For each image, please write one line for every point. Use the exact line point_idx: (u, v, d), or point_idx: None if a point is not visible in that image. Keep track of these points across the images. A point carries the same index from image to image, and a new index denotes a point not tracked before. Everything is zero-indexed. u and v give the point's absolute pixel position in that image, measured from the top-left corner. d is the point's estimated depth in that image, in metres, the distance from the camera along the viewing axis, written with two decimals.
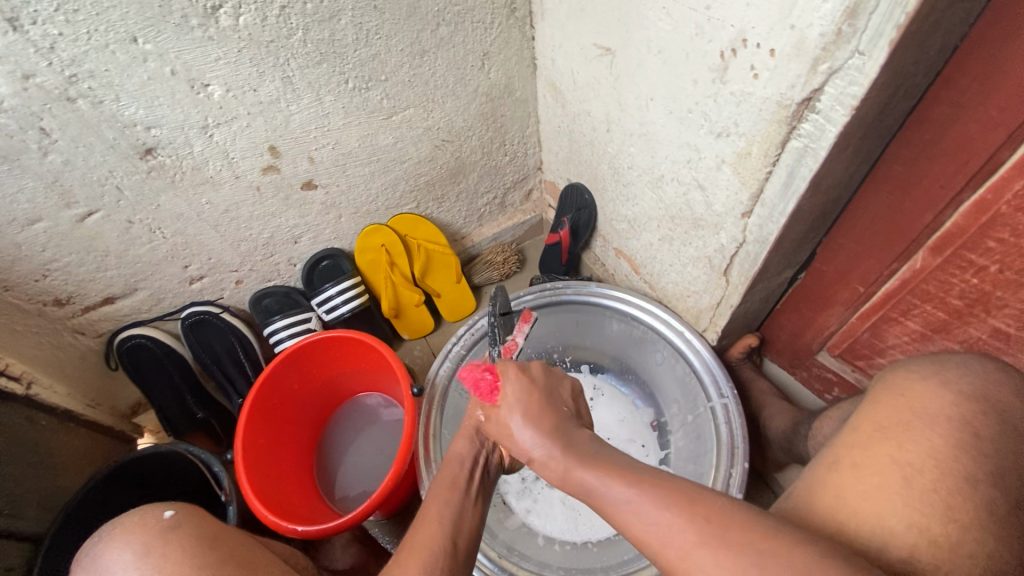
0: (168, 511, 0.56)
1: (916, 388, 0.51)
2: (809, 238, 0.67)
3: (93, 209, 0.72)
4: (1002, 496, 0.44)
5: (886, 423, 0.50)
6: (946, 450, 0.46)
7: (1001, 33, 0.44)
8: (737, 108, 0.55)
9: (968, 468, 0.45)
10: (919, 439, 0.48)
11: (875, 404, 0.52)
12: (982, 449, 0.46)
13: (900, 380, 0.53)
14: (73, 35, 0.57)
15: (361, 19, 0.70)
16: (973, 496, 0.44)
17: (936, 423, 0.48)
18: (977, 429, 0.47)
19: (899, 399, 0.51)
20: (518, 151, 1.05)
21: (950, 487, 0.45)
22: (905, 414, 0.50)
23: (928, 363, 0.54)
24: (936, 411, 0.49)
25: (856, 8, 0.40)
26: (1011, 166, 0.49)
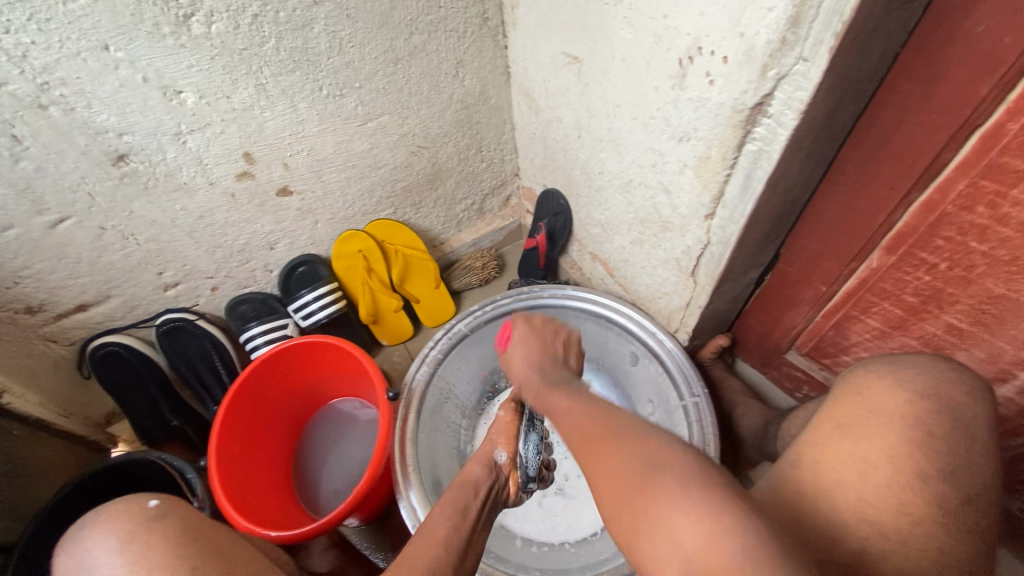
0: (152, 501, 0.57)
1: (873, 386, 0.52)
2: (772, 239, 0.69)
3: (65, 216, 0.72)
4: (953, 491, 0.45)
5: (846, 419, 0.50)
6: (901, 447, 0.47)
7: (937, 42, 0.46)
8: (696, 113, 0.57)
9: (921, 465, 0.46)
10: (875, 436, 0.48)
11: (835, 402, 0.53)
12: (934, 446, 0.46)
13: (859, 379, 0.54)
14: (44, 43, 0.58)
15: (334, 28, 0.72)
16: (924, 491, 0.45)
17: (893, 421, 0.49)
18: (928, 426, 0.48)
19: (857, 396, 0.52)
20: (495, 157, 1.07)
21: (903, 483, 0.45)
22: (863, 412, 0.50)
23: (889, 362, 0.55)
24: (890, 407, 0.49)
25: (797, 17, 0.43)
26: (954, 167, 0.51)
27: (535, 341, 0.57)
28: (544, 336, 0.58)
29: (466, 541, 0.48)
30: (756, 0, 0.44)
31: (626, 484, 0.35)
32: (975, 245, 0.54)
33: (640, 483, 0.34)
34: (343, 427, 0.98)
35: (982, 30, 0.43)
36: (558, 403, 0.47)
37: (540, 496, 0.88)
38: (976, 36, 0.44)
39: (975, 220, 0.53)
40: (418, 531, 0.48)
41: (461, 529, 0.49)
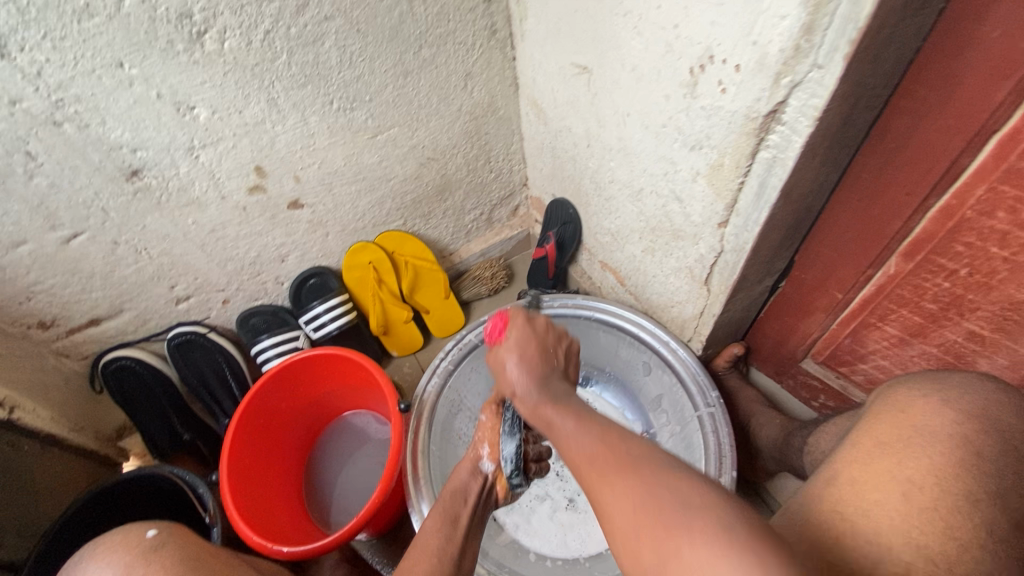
0: (150, 531, 0.57)
1: (915, 403, 0.50)
2: (786, 246, 0.68)
3: (79, 231, 0.72)
4: (1002, 515, 0.42)
5: (886, 438, 0.48)
6: (948, 468, 0.44)
7: (953, 47, 0.46)
8: (708, 122, 0.57)
9: (970, 487, 0.43)
10: (921, 456, 0.45)
11: (873, 418, 0.51)
12: (982, 468, 0.44)
13: (900, 396, 0.52)
14: (59, 61, 0.59)
15: (345, 42, 0.72)
16: (973, 515, 0.42)
17: (937, 441, 0.46)
18: (977, 447, 0.45)
19: (899, 414, 0.49)
20: (503, 167, 1.07)
21: (950, 505, 0.42)
22: (905, 430, 0.48)
23: (926, 379, 0.52)
24: (936, 428, 0.47)
25: (811, 25, 0.42)
26: (972, 172, 0.51)
27: (530, 341, 0.52)
28: (542, 340, 0.53)
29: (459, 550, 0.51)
30: (769, 8, 0.44)
31: (645, 520, 0.34)
32: (997, 251, 0.53)
33: (665, 522, 0.33)
34: (355, 439, 0.97)
35: (1000, 34, 0.43)
36: (563, 421, 0.45)
37: (553, 509, 0.87)
38: (993, 40, 0.43)
39: (996, 225, 0.52)
40: (413, 546, 0.51)
41: (453, 542, 0.52)
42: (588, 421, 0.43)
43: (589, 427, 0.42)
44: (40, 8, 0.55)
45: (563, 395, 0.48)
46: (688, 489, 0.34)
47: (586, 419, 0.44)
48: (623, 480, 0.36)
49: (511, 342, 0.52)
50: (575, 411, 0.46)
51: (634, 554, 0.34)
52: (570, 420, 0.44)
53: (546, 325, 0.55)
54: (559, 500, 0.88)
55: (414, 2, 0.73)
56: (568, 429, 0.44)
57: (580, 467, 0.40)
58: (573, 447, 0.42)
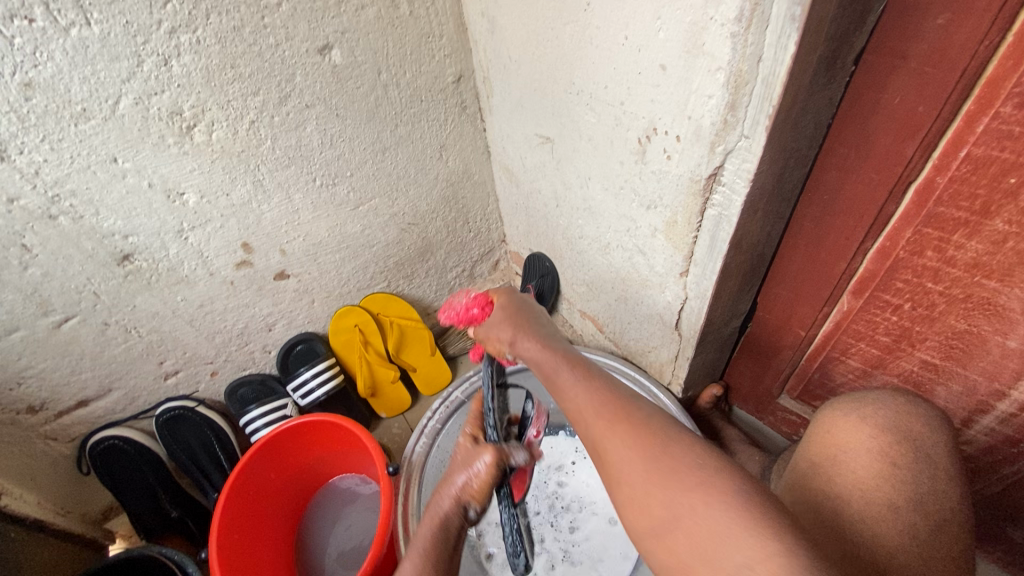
0: None
1: (839, 423, 0.53)
2: (747, 289, 0.72)
3: (70, 315, 0.75)
4: (923, 520, 0.46)
5: (817, 460, 0.52)
6: (870, 481, 0.48)
7: (862, 112, 0.52)
8: (659, 184, 0.62)
9: (889, 496, 0.47)
10: (845, 472, 0.49)
11: (808, 445, 0.55)
12: (901, 478, 0.48)
13: (828, 419, 0.55)
14: (57, 160, 0.63)
15: (326, 126, 0.78)
16: (897, 522, 0.46)
17: (861, 456, 0.50)
18: (895, 457, 0.49)
19: (827, 435, 0.53)
20: (482, 227, 1.12)
21: (875, 517, 0.46)
22: (832, 450, 0.52)
23: (848, 399, 0.57)
24: (859, 444, 0.51)
25: (734, 103, 0.48)
26: (899, 217, 0.56)
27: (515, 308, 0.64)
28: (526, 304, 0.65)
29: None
30: (697, 89, 0.50)
31: (650, 476, 0.39)
32: (932, 286, 0.58)
33: (673, 474, 0.38)
34: (344, 504, 0.97)
35: (899, 101, 0.49)
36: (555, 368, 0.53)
37: (550, 564, 0.86)
38: (894, 105, 0.50)
39: (927, 263, 0.57)
40: None
41: None
42: (594, 384, 0.49)
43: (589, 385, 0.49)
44: (41, 115, 0.60)
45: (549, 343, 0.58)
46: (685, 443, 0.41)
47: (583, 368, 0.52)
48: (633, 435, 0.42)
49: (501, 320, 0.62)
50: (574, 363, 0.53)
51: (644, 508, 0.39)
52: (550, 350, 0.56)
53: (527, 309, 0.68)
54: (555, 553, 0.87)
55: (388, 87, 0.80)
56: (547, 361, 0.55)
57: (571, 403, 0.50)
58: (581, 406, 0.48)
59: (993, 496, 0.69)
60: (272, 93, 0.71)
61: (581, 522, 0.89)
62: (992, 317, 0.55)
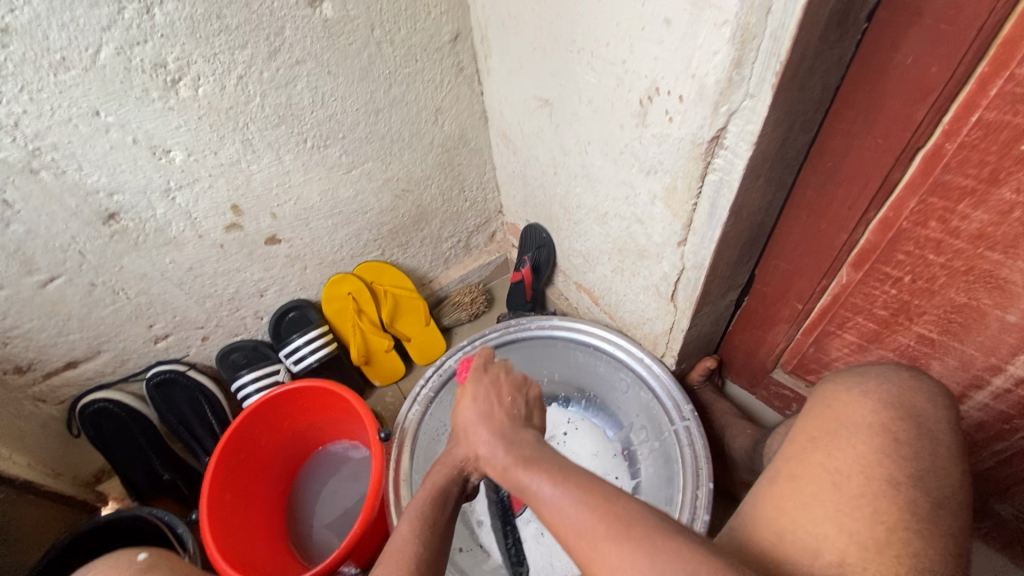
0: (141, 555, 0.59)
1: (839, 398, 0.53)
2: (745, 260, 0.71)
3: (55, 275, 0.73)
4: (923, 496, 0.45)
5: (816, 432, 0.52)
6: (871, 455, 0.48)
7: (872, 75, 0.50)
8: (660, 148, 0.61)
9: (890, 471, 0.46)
10: (846, 446, 0.49)
11: (806, 418, 0.55)
12: (901, 452, 0.47)
13: (830, 392, 0.55)
14: (37, 112, 0.61)
15: (317, 84, 0.75)
16: (898, 498, 0.45)
17: (861, 431, 0.50)
18: (895, 432, 0.49)
19: (827, 409, 0.53)
20: (478, 196, 1.10)
21: (875, 492, 0.46)
22: (831, 424, 0.52)
23: (850, 373, 0.56)
24: (858, 419, 0.51)
25: (740, 60, 0.46)
26: (904, 185, 0.54)
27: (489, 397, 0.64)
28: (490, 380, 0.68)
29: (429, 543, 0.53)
30: (702, 45, 0.48)
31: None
32: (934, 258, 0.56)
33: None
34: (337, 471, 0.97)
35: (911, 62, 0.47)
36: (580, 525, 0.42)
37: (539, 532, 0.87)
38: (905, 66, 0.48)
39: (930, 234, 0.55)
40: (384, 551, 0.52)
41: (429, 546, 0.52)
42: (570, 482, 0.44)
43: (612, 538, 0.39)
44: (18, 63, 0.57)
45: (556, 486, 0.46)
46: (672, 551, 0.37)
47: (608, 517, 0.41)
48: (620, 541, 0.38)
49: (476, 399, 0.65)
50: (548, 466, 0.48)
51: None
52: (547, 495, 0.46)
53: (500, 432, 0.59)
54: None
55: (382, 45, 0.78)
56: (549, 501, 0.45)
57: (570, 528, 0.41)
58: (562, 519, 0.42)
59: (983, 471, 0.69)
60: (261, 47, 0.68)
61: None
62: (993, 290, 0.54)
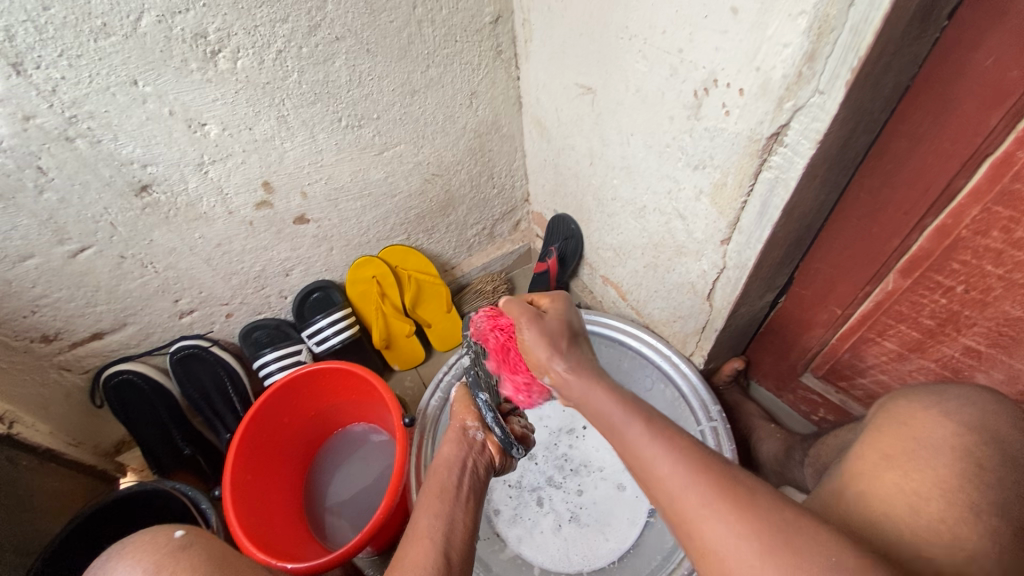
0: (179, 530, 0.53)
1: (918, 416, 0.51)
2: (787, 262, 0.70)
3: (86, 245, 0.72)
4: (1005, 526, 0.44)
5: (891, 451, 0.50)
6: (952, 479, 0.46)
7: (946, 75, 0.48)
8: (712, 143, 0.59)
9: (972, 498, 0.45)
10: (925, 469, 0.47)
11: (878, 433, 0.52)
12: (985, 479, 0.46)
13: (903, 409, 0.53)
14: (75, 79, 0.59)
15: (355, 62, 0.74)
16: (979, 526, 0.44)
17: (941, 453, 0.48)
18: (978, 457, 0.47)
19: (902, 426, 0.51)
20: (506, 183, 1.09)
21: (956, 518, 0.44)
22: (908, 443, 0.49)
23: (927, 390, 0.54)
24: (939, 441, 0.49)
25: (813, 53, 0.44)
26: (967, 193, 0.53)
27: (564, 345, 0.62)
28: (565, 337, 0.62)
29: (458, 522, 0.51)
30: (772, 36, 0.46)
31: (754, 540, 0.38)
32: (991, 268, 0.55)
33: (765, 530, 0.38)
34: (358, 455, 0.97)
35: (992, 63, 0.45)
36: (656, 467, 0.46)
37: (557, 524, 0.87)
38: (984, 68, 0.46)
39: (990, 244, 0.53)
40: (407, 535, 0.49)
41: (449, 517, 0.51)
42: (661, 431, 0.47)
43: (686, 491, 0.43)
44: (58, 27, 0.56)
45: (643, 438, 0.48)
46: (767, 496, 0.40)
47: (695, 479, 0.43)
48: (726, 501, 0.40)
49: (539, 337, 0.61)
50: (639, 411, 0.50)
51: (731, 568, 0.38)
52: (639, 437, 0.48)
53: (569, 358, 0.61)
54: (562, 513, 0.88)
55: (422, 24, 0.76)
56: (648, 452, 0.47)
57: (669, 477, 0.44)
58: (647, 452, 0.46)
59: None
60: (302, 21, 0.67)
61: (589, 485, 0.89)
62: None
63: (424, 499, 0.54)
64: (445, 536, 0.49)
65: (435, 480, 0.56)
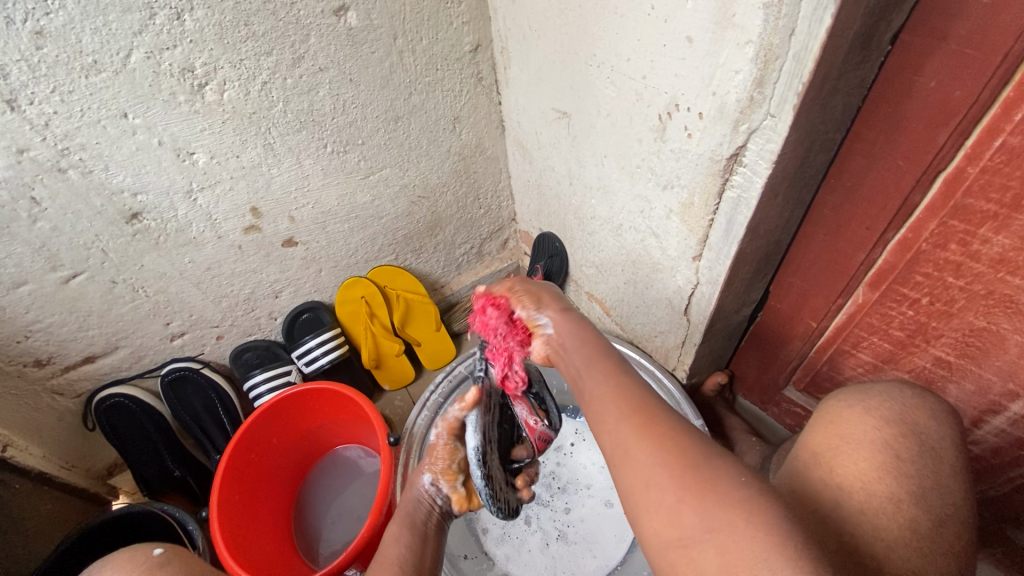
0: (157, 549, 0.56)
1: (843, 414, 0.53)
2: (759, 277, 0.71)
3: (78, 271, 0.75)
4: (924, 513, 0.46)
5: (818, 448, 0.51)
6: (873, 471, 0.47)
7: (893, 97, 0.50)
8: (677, 163, 0.61)
9: (892, 489, 0.47)
10: (847, 462, 0.48)
11: (809, 433, 0.53)
12: (906, 471, 0.48)
13: (833, 409, 0.54)
14: (67, 113, 0.62)
15: (338, 91, 0.77)
16: (898, 514, 0.45)
17: (864, 447, 0.49)
18: (898, 450, 0.49)
19: (829, 424, 0.53)
20: (492, 203, 1.11)
21: (877, 508, 0.45)
22: (833, 439, 0.51)
23: (852, 391, 0.56)
24: (861, 435, 0.50)
25: (762, 79, 0.47)
26: (924, 207, 0.54)
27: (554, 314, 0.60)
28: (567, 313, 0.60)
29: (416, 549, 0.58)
30: (724, 63, 0.49)
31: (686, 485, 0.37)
32: (953, 280, 0.56)
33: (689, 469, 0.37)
34: (345, 473, 0.98)
35: (935, 85, 0.47)
36: (622, 429, 0.43)
37: (544, 542, 0.87)
38: (929, 89, 0.48)
39: (950, 256, 0.55)
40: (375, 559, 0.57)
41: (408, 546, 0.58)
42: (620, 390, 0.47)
43: (647, 452, 0.40)
44: (51, 65, 0.58)
45: (624, 420, 0.43)
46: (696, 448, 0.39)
47: (679, 468, 0.38)
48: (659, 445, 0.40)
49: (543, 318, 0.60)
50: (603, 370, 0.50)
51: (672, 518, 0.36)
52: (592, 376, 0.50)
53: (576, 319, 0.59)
54: (549, 532, 0.88)
55: (404, 54, 0.79)
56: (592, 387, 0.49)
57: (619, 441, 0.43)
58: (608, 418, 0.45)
59: (998, 499, 0.68)
60: (286, 54, 0.70)
61: (576, 503, 0.89)
62: (1014, 315, 0.53)
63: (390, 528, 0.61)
64: (402, 562, 0.56)
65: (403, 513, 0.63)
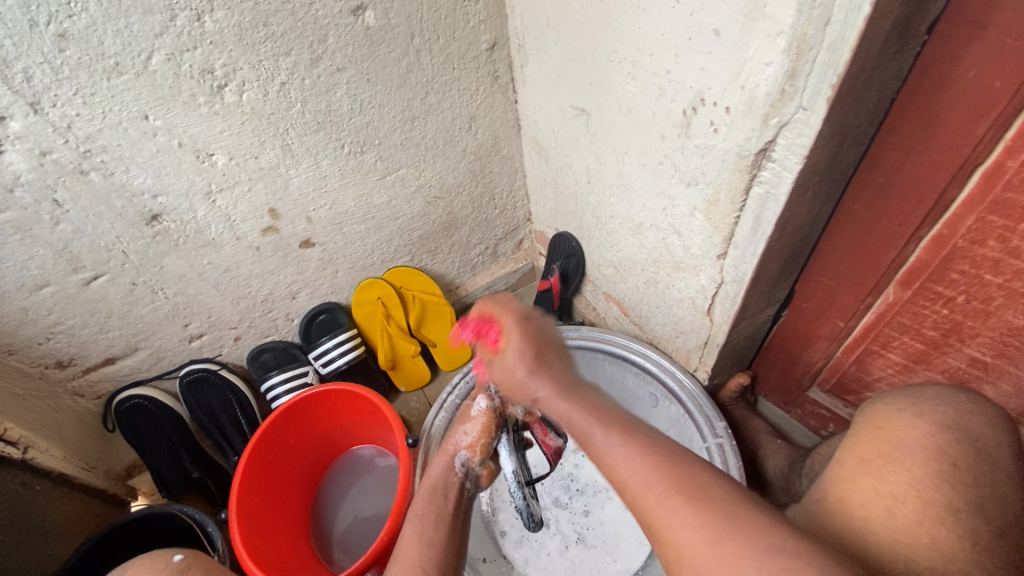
0: (178, 555, 0.56)
1: (890, 419, 0.52)
2: (785, 276, 0.70)
3: (99, 273, 0.75)
4: (984, 525, 0.44)
5: (867, 455, 0.51)
6: (929, 480, 0.47)
7: (929, 88, 0.49)
8: (702, 159, 0.60)
9: (950, 499, 0.46)
10: (900, 471, 0.48)
11: (855, 439, 0.53)
12: (961, 479, 0.47)
13: (879, 413, 0.54)
14: (89, 115, 0.62)
15: (356, 91, 0.76)
16: (957, 526, 0.44)
17: (915, 455, 0.49)
18: (952, 456, 0.48)
19: (876, 430, 0.52)
20: (508, 203, 1.10)
21: (934, 519, 0.45)
22: (884, 446, 0.50)
23: (901, 394, 0.55)
24: (913, 442, 0.50)
25: (794, 72, 0.45)
26: (961, 202, 0.52)
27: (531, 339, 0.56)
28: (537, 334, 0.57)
29: (444, 545, 0.57)
30: (754, 56, 0.47)
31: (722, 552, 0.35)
32: (990, 278, 0.54)
33: (728, 531, 0.35)
34: (363, 474, 0.98)
35: (974, 75, 0.45)
36: (638, 476, 0.41)
37: (563, 546, 0.86)
38: (968, 80, 0.46)
39: (987, 253, 0.53)
40: (394, 557, 0.56)
41: (433, 543, 0.57)
42: (631, 435, 0.44)
43: (677, 493, 0.38)
44: (74, 67, 0.59)
45: (648, 465, 0.41)
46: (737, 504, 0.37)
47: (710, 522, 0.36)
48: (687, 498, 0.38)
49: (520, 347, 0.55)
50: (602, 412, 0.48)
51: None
52: (608, 432, 0.45)
53: (545, 371, 0.53)
54: (569, 535, 0.86)
55: (421, 53, 0.78)
56: (620, 457, 0.43)
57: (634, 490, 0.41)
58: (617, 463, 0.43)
59: None
60: (304, 54, 0.69)
61: (596, 506, 0.88)
62: None
63: (419, 521, 0.60)
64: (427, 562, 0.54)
65: (431, 505, 0.62)
